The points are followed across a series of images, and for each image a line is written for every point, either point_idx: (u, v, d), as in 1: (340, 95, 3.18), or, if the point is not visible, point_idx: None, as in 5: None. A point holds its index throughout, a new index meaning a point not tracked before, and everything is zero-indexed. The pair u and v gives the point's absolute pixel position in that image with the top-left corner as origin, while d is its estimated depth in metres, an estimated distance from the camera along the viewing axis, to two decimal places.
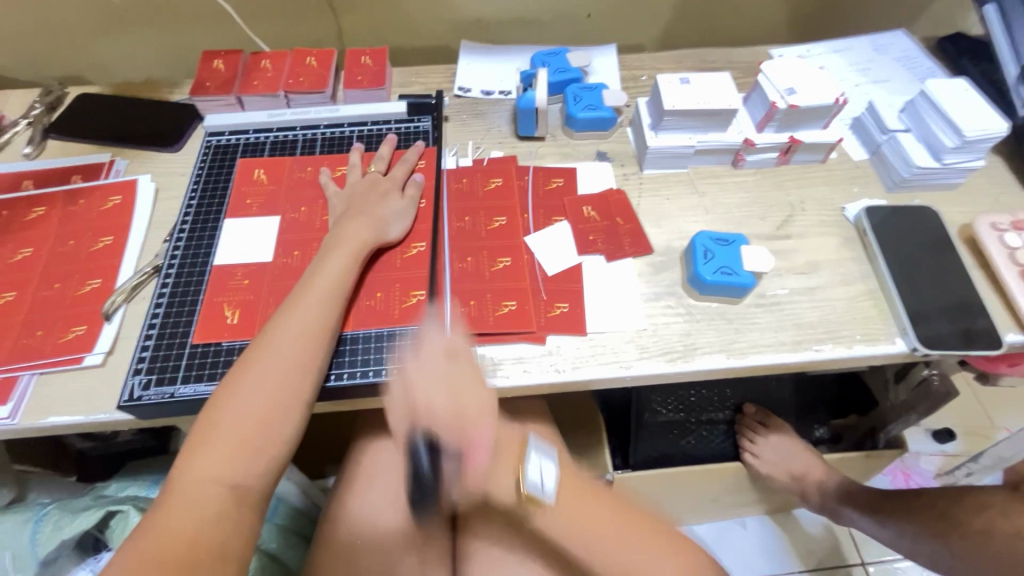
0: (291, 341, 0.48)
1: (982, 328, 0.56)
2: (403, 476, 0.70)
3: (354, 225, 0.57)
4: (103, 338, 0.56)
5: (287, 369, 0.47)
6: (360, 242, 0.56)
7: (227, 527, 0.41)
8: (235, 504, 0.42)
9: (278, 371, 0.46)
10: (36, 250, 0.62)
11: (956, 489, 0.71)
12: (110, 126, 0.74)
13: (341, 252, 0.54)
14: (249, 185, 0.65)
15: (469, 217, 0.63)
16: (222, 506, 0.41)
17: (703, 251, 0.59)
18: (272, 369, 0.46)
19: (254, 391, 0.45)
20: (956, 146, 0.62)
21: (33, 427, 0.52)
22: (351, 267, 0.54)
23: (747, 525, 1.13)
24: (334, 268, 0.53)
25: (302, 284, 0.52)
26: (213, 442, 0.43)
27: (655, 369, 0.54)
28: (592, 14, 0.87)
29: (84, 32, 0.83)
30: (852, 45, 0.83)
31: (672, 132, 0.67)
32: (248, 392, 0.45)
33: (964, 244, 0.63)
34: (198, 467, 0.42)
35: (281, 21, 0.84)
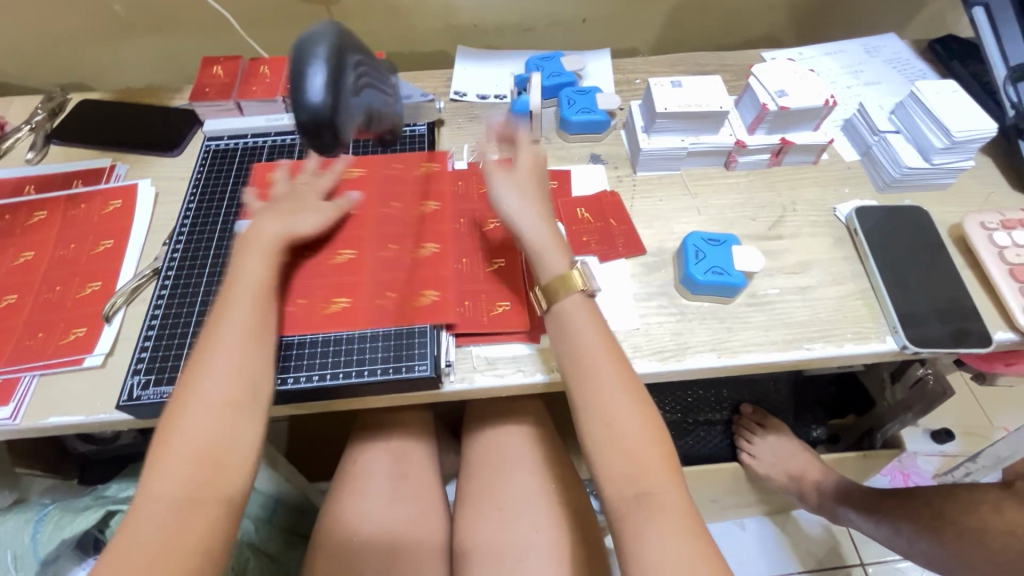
0: (230, 348, 0.47)
1: (972, 326, 0.56)
2: (396, 473, 0.72)
3: (276, 225, 0.55)
4: (103, 339, 0.57)
5: (230, 375, 0.46)
6: (271, 238, 0.54)
7: (198, 533, 0.41)
8: (197, 512, 0.42)
9: (219, 380, 0.46)
10: (37, 254, 0.63)
11: (951, 488, 0.72)
12: (111, 131, 0.75)
13: (256, 250, 0.53)
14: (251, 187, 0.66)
15: (465, 218, 0.63)
16: (183, 516, 0.41)
17: (694, 251, 0.59)
18: (215, 379, 0.46)
19: (200, 401, 0.45)
20: (946, 146, 0.63)
21: (34, 427, 0.52)
22: (267, 265, 0.53)
23: (746, 526, 1.13)
24: (252, 270, 0.52)
25: (234, 290, 0.51)
26: (166, 458, 0.43)
27: (647, 368, 0.55)
28: (587, 19, 0.88)
29: (85, 39, 0.84)
30: (844, 48, 0.84)
31: (664, 134, 0.68)
32: (192, 406, 0.45)
33: (954, 243, 0.64)
34: (155, 485, 0.42)
35: (280, 27, 0.85)
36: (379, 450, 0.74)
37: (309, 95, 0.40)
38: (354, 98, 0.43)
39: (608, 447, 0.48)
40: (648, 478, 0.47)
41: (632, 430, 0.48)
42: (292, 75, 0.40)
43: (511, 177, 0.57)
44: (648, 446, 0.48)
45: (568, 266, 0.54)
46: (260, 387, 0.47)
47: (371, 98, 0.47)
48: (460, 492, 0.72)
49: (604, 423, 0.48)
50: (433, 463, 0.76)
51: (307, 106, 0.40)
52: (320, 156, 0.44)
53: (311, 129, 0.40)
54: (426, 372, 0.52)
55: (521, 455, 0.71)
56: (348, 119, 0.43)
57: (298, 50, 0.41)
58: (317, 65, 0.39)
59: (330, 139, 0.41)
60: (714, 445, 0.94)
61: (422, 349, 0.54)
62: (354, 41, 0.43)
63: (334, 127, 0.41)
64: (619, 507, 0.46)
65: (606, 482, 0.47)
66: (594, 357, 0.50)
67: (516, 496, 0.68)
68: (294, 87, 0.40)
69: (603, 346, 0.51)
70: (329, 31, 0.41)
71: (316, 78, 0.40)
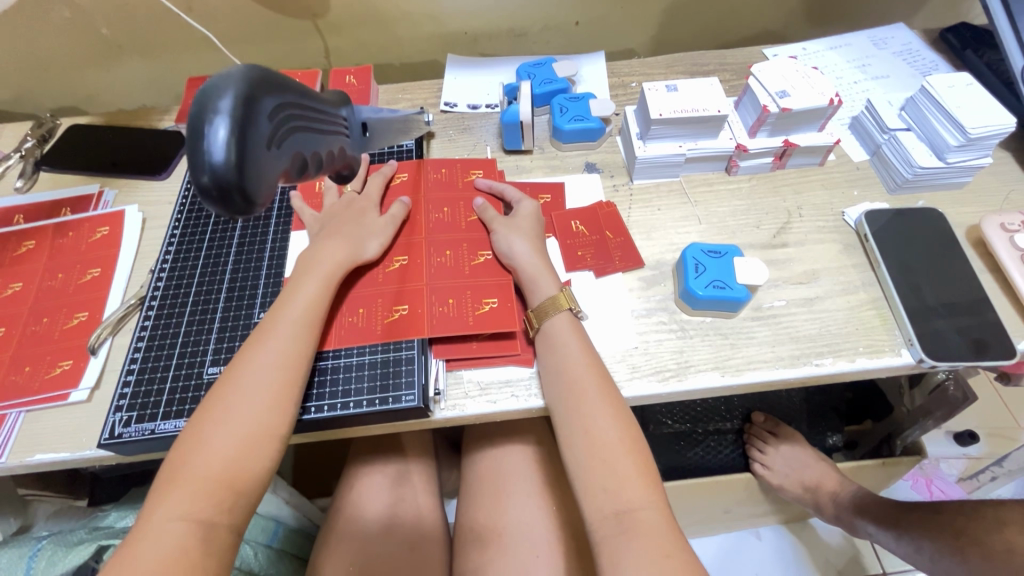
0: (255, 374, 0.47)
1: (992, 337, 0.53)
2: (394, 492, 0.71)
3: (326, 246, 0.55)
4: (88, 372, 0.55)
5: (249, 401, 0.45)
6: (332, 263, 0.54)
7: (193, 562, 0.40)
8: (198, 542, 0.41)
9: (243, 413, 0.45)
10: (25, 285, 0.62)
11: (975, 505, 0.68)
12: (100, 156, 0.74)
13: (303, 275, 0.53)
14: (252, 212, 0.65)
15: (447, 208, 0.62)
16: (184, 546, 0.40)
17: (694, 265, 0.56)
18: (233, 404, 0.45)
19: (217, 426, 0.44)
20: (961, 144, 0.59)
21: (19, 465, 0.51)
22: (319, 291, 0.52)
23: (762, 536, 1.10)
24: (298, 294, 0.52)
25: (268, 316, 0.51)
26: (174, 484, 0.42)
27: (647, 390, 0.52)
28: (580, 22, 0.86)
29: (75, 64, 0.83)
30: (850, 41, 0.80)
31: (661, 141, 0.65)
32: (213, 430, 0.44)
33: (973, 247, 0.60)
34: (159, 509, 0.41)
35: (268, 43, 0.84)
36: (376, 473, 0.73)
37: (210, 152, 0.32)
38: (274, 149, 0.35)
39: (588, 459, 0.47)
40: (629, 495, 0.45)
41: (612, 443, 0.47)
42: (191, 129, 0.32)
43: (513, 226, 0.59)
44: (630, 462, 0.46)
45: (557, 289, 0.55)
46: (284, 422, 0.46)
47: (301, 142, 0.39)
48: (460, 507, 0.71)
49: (585, 434, 0.47)
50: (430, 482, 0.75)
51: (209, 166, 0.32)
52: (236, 219, 0.35)
53: (217, 194, 0.32)
54: (413, 403, 0.50)
55: (523, 476, 0.69)
56: (265, 173, 0.34)
57: (200, 99, 0.33)
58: (218, 115, 0.32)
59: (242, 200, 0.33)
60: (725, 455, 0.91)
61: (410, 377, 0.52)
62: (269, 82, 0.35)
63: (245, 187, 0.33)
64: (599, 525, 0.45)
65: (586, 499, 0.46)
66: (575, 369, 0.50)
67: (519, 522, 0.65)
68: (191, 143, 0.32)
69: (585, 359, 0.50)
70: (237, 72, 0.34)
71: (218, 132, 0.32)
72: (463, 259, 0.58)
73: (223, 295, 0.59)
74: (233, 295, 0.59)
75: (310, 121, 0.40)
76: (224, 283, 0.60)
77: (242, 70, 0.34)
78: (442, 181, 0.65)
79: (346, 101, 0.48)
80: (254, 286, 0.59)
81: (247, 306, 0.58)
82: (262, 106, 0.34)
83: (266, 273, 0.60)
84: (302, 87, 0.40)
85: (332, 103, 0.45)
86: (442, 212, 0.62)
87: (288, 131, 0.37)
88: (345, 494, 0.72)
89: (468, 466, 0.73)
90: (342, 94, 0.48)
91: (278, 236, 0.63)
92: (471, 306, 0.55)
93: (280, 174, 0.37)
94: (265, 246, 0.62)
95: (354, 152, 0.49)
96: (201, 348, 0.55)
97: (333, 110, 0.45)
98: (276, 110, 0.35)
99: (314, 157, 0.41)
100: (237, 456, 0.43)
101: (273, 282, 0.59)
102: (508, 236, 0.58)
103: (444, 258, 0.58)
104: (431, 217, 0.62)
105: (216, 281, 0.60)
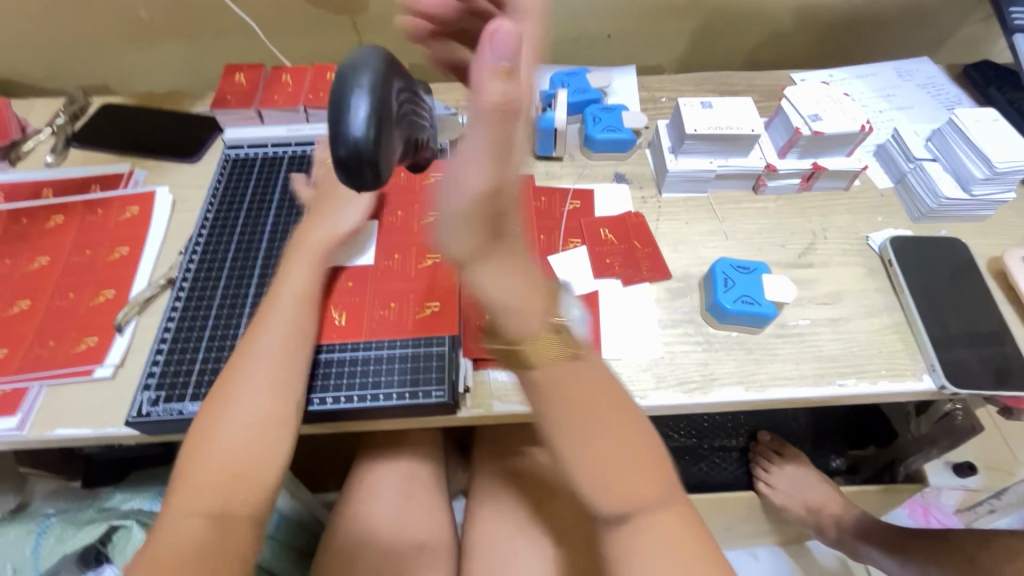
0: (260, 364, 0.48)
1: (1013, 367, 0.54)
2: (404, 496, 0.71)
3: (314, 230, 0.57)
4: (114, 350, 0.55)
5: (258, 390, 0.46)
6: (318, 245, 0.56)
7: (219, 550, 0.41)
8: (222, 534, 0.41)
9: (251, 399, 0.46)
10: (52, 259, 0.62)
11: (983, 534, 0.69)
12: (131, 136, 0.75)
13: (300, 268, 0.55)
14: (285, 200, 0.66)
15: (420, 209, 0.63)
16: (208, 539, 0.41)
17: (723, 278, 0.57)
18: (244, 394, 0.46)
19: (228, 418, 0.45)
20: (986, 177, 0.61)
21: (40, 439, 0.51)
22: (310, 275, 0.54)
23: (759, 556, 1.10)
24: (296, 285, 0.53)
25: (268, 309, 0.51)
26: (191, 477, 0.43)
27: (672, 401, 0.53)
28: (612, 35, 0.87)
29: (109, 44, 0.84)
30: (876, 70, 0.82)
31: (692, 156, 0.66)
32: (219, 420, 0.45)
33: (993, 277, 0.62)
34: (180, 506, 0.42)
35: (303, 36, 0.85)
36: (388, 470, 0.72)
37: (352, 127, 0.35)
38: (395, 128, 0.39)
39: (599, 476, 0.40)
40: (639, 494, 0.41)
41: (618, 447, 0.40)
42: (333, 101, 0.35)
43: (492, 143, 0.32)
44: (636, 456, 0.41)
45: (551, 321, 0.39)
46: (290, 405, 0.47)
47: (409, 127, 0.44)
48: (469, 513, 0.70)
49: (588, 449, 0.40)
50: (441, 485, 0.74)
51: (350, 140, 0.35)
52: (360, 195, 0.39)
53: (349, 166, 0.36)
54: (443, 398, 0.50)
55: (535, 483, 0.69)
56: (390, 149, 0.38)
57: (340, 81, 0.36)
58: (358, 94, 0.35)
59: (371, 176, 0.36)
60: (729, 472, 0.92)
61: (440, 373, 0.52)
62: (392, 68, 0.39)
63: (377, 160, 0.36)
64: (610, 523, 0.42)
65: (599, 503, 0.41)
66: (553, 377, 0.39)
67: (530, 525, 0.65)
68: (334, 117, 0.35)
69: (561, 361, 0.40)
70: (374, 64, 0.37)
71: (358, 108, 0.35)
72: None
73: (254, 280, 0.59)
74: (265, 281, 0.59)
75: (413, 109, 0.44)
76: (257, 268, 0.60)
77: (377, 62, 0.38)
78: None
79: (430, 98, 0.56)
80: None
81: None
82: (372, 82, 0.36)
83: None
84: (400, 72, 0.42)
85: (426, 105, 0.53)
86: None
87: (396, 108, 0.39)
88: (355, 488, 0.71)
89: (478, 469, 0.73)
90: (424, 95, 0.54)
91: None
92: None
93: (396, 153, 0.41)
94: None
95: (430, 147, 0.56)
96: (231, 331, 0.55)
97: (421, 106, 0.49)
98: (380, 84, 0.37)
99: (411, 144, 0.45)
100: (252, 445, 0.45)
101: None
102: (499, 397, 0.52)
103: None
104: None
105: (248, 266, 0.60)
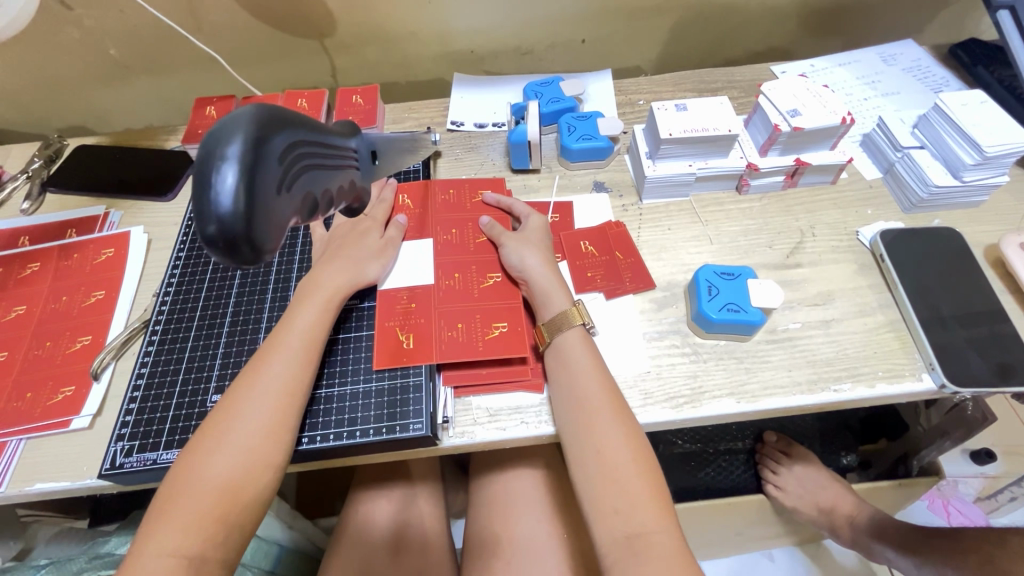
0: (256, 405, 0.46)
1: (1017, 361, 0.51)
2: (402, 522, 0.69)
3: (331, 272, 0.54)
4: (90, 399, 0.55)
5: (250, 432, 0.44)
6: (330, 289, 0.53)
7: None
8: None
9: (236, 444, 0.44)
10: (28, 308, 0.62)
11: (1000, 532, 0.66)
12: (105, 177, 0.74)
13: (312, 300, 0.52)
14: None
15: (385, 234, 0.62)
16: None
17: (707, 286, 0.56)
18: (231, 436, 0.44)
19: (213, 460, 0.43)
20: (977, 162, 0.58)
21: (18, 495, 0.50)
22: (320, 318, 0.52)
23: (775, 557, 1.07)
24: (306, 319, 0.51)
25: (270, 345, 0.49)
26: (172, 514, 0.41)
27: (661, 417, 0.51)
28: (586, 40, 0.86)
29: (81, 85, 0.84)
30: (858, 57, 0.80)
31: (670, 160, 0.64)
32: (206, 459, 0.43)
33: (991, 266, 0.59)
34: (154, 545, 0.40)
35: (274, 62, 0.84)
36: (383, 498, 0.71)
37: (218, 201, 0.30)
38: (285, 192, 0.34)
39: (599, 484, 0.45)
40: (640, 518, 0.43)
41: (625, 464, 0.45)
42: (197, 176, 0.31)
43: (523, 239, 0.58)
44: (642, 484, 0.45)
45: (569, 304, 0.53)
46: (282, 451, 0.45)
47: (311, 181, 0.38)
48: (468, 534, 0.68)
49: (596, 454, 0.46)
50: (439, 509, 0.73)
51: (216, 216, 0.30)
52: (247, 268, 0.34)
53: (224, 244, 0.31)
54: (421, 431, 0.49)
55: (533, 502, 0.67)
56: (275, 218, 0.33)
57: (207, 150, 0.31)
58: (225, 163, 0.30)
59: (248, 250, 0.32)
60: (737, 476, 0.89)
61: (417, 406, 0.50)
62: (280, 120, 0.34)
63: (254, 235, 0.31)
64: (608, 548, 0.43)
65: (596, 521, 0.44)
66: (587, 387, 0.48)
67: (528, 546, 0.63)
68: (198, 193, 0.31)
69: (598, 378, 0.49)
70: (243, 123, 0.32)
71: (226, 179, 0.30)
72: (471, 282, 0.57)
73: (228, 319, 0.58)
74: (238, 319, 0.58)
75: (324, 157, 0.40)
76: (230, 305, 0.59)
77: (246, 121, 0.32)
78: (450, 202, 0.65)
79: (355, 131, 0.47)
80: (259, 311, 0.59)
81: (251, 332, 0.57)
82: (273, 147, 0.33)
83: (271, 297, 0.59)
84: (290, 119, 0.35)
85: (345, 135, 0.45)
86: (450, 234, 0.61)
87: (302, 169, 0.36)
88: (349, 518, 0.70)
89: (476, 491, 0.71)
90: (352, 124, 0.48)
91: (284, 258, 0.63)
92: (479, 332, 0.54)
93: (291, 217, 0.35)
94: (271, 269, 0.62)
95: (363, 184, 0.48)
96: (205, 373, 0.54)
97: (343, 141, 0.44)
98: (287, 150, 0.34)
99: (318, 196, 0.38)
100: (234, 490, 0.43)
101: (279, 305, 0.59)
102: (502, 416, 0.51)
103: (453, 282, 0.57)
104: (438, 238, 0.61)
105: (221, 304, 0.59)
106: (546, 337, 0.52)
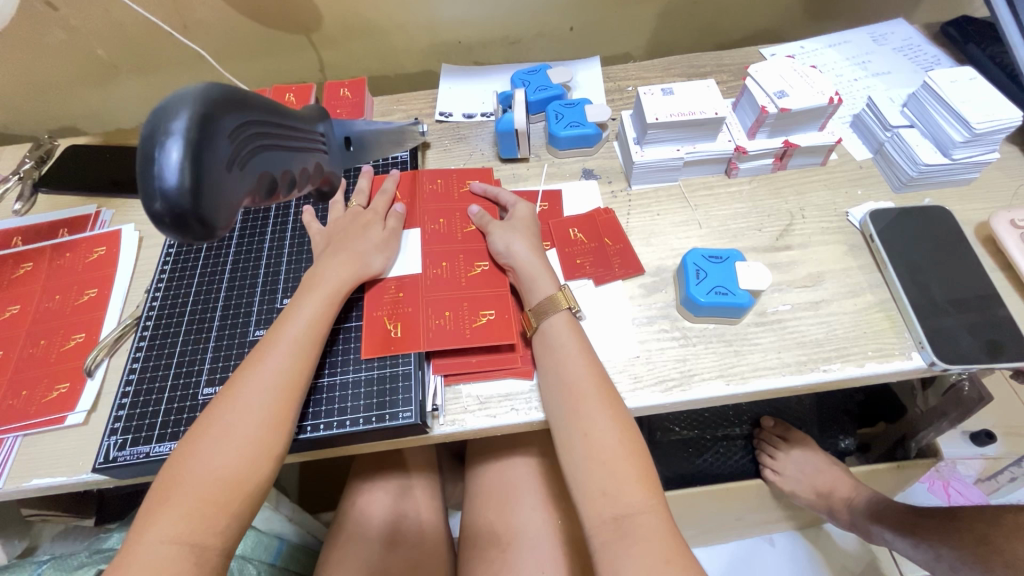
0: (252, 394, 0.46)
1: (1007, 337, 0.51)
2: (398, 513, 0.69)
3: (331, 265, 0.54)
4: (85, 395, 0.55)
5: (244, 421, 0.45)
6: (336, 281, 0.53)
7: None
8: (192, 566, 0.40)
9: (230, 433, 0.44)
10: (22, 307, 0.62)
11: (996, 510, 0.66)
12: (95, 176, 0.74)
13: (314, 295, 0.52)
14: (247, 227, 0.65)
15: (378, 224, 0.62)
16: (177, 569, 0.40)
17: (695, 270, 0.55)
18: (226, 425, 0.44)
19: (209, 449, 0.44)
20: (966, 139, 0.58)
21: (15, 490, 0.51)
22: (321, 311, 0.52)
23: (776, 542, 1.08)
24: (301, 312, 0.51)
25: (268, 338, 0.50)
26: (170, 503, 0.42)
27: (650, 401, 0.51)
28: (575, 27, 0.85)
29: (71, 86, 0.84)
30: (849, 38, 0.79)
31: (658, 145, 0.64)
32: (201, 448, 0.44)
33: (982, 244, 0.59)
34: (151, 534, 0.41)
35: (262, 58, 0.84)
36: (379, 489, 0.71)
37: (163, 176, 0.30)
38: (235, 170, 0.34)
39: (585, 466, 0.45)
40: (628, 500, 0.44)
41: (611, 446, 0.45)
42: (143, 151, 0.31)
43: (509, 227, 0.58)
44: (628, 465, 0.45)
45: (555, 289, 0.54)
46: (279, 440, 0.45)
47: (267, 161, 0.38)
48: (464, 523, 0.69)
49: (582, 438, 0.46)
50: (434, 498, 0.73)
51: (160, 192, 0.30)
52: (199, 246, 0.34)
53: (171, 220, 0.31)
54: (410, 419, 0.49)
55: (528, 491, 0.67)
56: (223, 194, 0.33)
57: (151, 126, 0.31)
58: (169, 138, 0.30)
59: (196, 225, 0.32)
60: (735, 462, 0.88)
61: (406, 394, 0.51)
62: (229, 99, 0.34)
63: (201, 211, 0.31)
64: (596, 530, 0.43)
65: (584, 503, 0.45)
66: (573, 371, 0.49)
67: (524, 532, 0.64)
68: (143, 169, 0.31)
69: (585, 361, 0.49)
70: (190, 99, 0.32)
71: (171, 155, 0.30)
72: (459, 270, 0.57)
73: (218, 314, 0.58)
74: (228, 313, 0.58)
75: (281, 139, 0.40)
76: (220, 300, 0.59)
77: (193, 97, 0.32)
78: (438, 192, 0.65)
79: (324, 117, 0.48)
80: (248, 304, 0.59)
81: (241, 325, 0.57)
82: (223, 126, 0.33)
83: (260, 291, 0.60)
84: (241, 98, 0.36)
85: (310, 121, 0.46)
86: (437, 223, 0.61)
87: (255, 150, 0.36)
88: (347, 509, 0.70)
89: (472, 480, 0.72)
90: (321, 110, 0.49)
91: (272, 252, 0.63)
92: (468, 320, 0.54)
93: (245, 196, 0.36)
94: (260, 263, 0.62)
95: (333, 167, 0.49)
96: (196, 367, 0.55)
97: (308, 127, 0.45)
98: (237, 130, 0.34)
99: (275, 177, 0.39)
100: (231, 477, 0.43)
101: (267, 299, 0.59)
102: (495, 403, 0.52)
103: (440, 270, 0.57)
104: (426, 228, 0.61)
105: (211, 299, 0.60)
106: (532, 323, 0.52)
